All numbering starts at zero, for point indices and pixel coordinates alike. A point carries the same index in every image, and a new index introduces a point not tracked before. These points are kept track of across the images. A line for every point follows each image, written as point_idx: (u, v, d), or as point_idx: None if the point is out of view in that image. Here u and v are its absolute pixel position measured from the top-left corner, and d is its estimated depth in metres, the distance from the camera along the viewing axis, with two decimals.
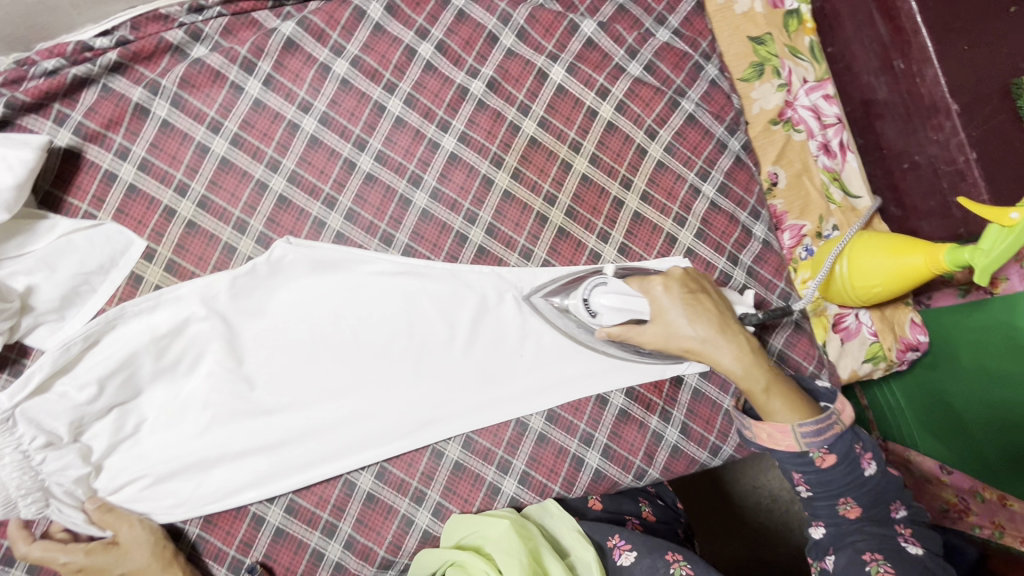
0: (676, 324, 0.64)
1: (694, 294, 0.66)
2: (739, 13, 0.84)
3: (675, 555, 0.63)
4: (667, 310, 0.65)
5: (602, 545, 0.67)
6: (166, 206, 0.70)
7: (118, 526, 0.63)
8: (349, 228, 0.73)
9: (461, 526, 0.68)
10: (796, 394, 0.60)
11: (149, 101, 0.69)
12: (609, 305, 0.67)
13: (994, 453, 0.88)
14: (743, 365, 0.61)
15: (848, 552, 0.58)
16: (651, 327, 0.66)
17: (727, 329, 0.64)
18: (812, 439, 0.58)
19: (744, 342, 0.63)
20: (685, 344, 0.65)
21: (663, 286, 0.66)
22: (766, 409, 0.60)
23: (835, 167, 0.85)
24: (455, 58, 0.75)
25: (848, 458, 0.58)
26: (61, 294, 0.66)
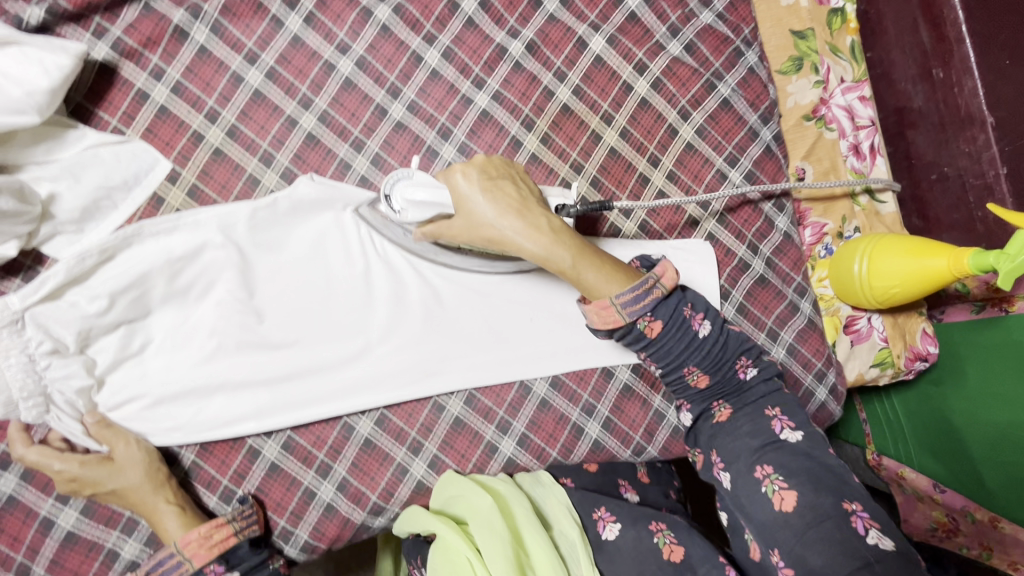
0: (481, 212, 0.61)
1: (492, 179, 0.63)
2: (783, 5, 0.84)
3: (658, 525, 0.62)
4: (467, 200, 0.62)
5: (587, 518, 0.66)
6: (195, 130, 0.69)
7: (115, 443, 0.63)
8: (374, 174, 0.73)
9: (451, 485, 0.68)
10: (601, 262, 0.61)
11: (189, 24, 0.69)
12: (415, 200, 0.61)
13: (994, 474, 0.87)
14: (545, 245, 0.61)
15: (741, 466, 0.57)
16: (458, 220, 0.62)
17: (527, 210, 0.62)
18: (631, 307, 0.58)
19: (544, 223, 0.62)
20: (490, 233, 0.62)
21: (462, 175, 0.62)
22: (581, 283, 0.61)
23: (863, 170, 0.85)
24: (497, 17, 0.75)
25: (672, 321, 0.60)
26: (82, 206, 0.65)
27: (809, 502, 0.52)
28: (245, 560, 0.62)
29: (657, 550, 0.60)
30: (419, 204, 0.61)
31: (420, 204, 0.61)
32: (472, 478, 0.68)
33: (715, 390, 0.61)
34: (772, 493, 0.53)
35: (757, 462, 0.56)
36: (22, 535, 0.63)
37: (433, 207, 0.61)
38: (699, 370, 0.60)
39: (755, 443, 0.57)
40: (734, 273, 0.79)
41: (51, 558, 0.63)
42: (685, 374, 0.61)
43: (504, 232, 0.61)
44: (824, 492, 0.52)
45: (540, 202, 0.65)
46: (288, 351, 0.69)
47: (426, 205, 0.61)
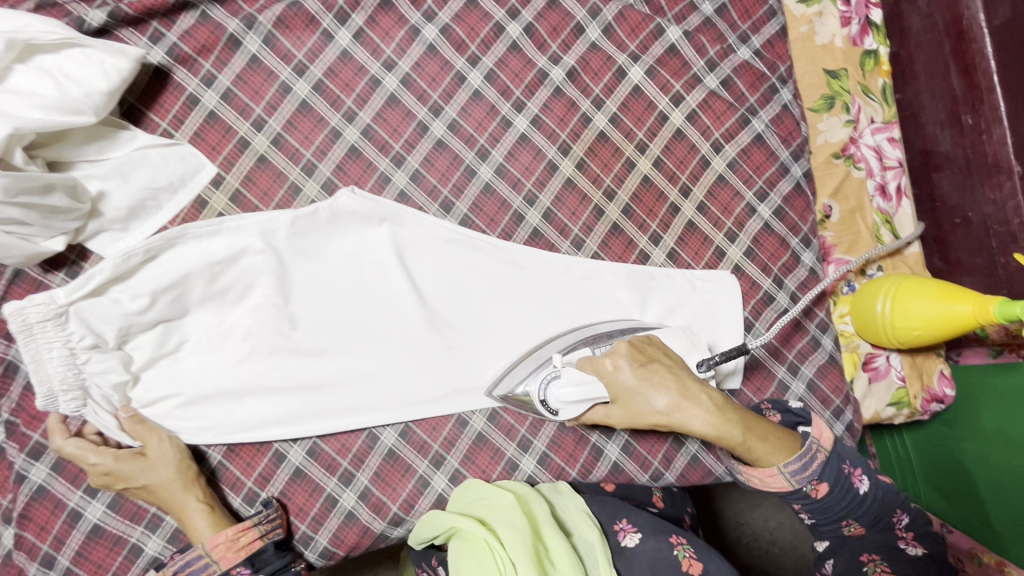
0: (641, 404, 0.63)
1: (643, 363, 0.63)
2: (818, 44, 0.86)
3: (679, 538, 0.63)
4: (621, 386, 0.63)
5: (608, 528, 0.66)
6: (241, 137, 0.71)
7: (147, 438, 0.64)
8: (411, 188, 0.74)
9: (473, 490, 0.69)
10: (759, 429, 0.63)
11: (243, 34, 0.71)
12: (569, 398, 0.66)
13: (1002, 518, 0.88)
14: (715, 428, 0.61)
15: (847, 555, 0.67)
16: (617, 409, 0.66)
17: (688, 392, 0.62)
18: (800, 476, 0.63)
19: (707, 403, 0.61)
20: (658, 420, 0.63)
21: (613, 364, 0.63)
22: (758, 459, 0.63)
23: (888, 210, 0.86)
24: (540, 42, 0.77)
25: (840, 484, 0.64)
26: (129, 205, 0.67)
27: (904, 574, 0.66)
28: (268, 565, 0.64)
29: (677, 562, 0.61)
30: (576, 400, 0.66)
31: (573, 402, 0.67)
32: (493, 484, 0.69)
33: (863, 526, 0.66)
34: (874, 571, 0.66)
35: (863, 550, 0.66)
36: (49, 525, 0.64)
37: (585, 400, 0.66)
38: (860, 521, 0.66)
39: (873, 543, 0.67)
40: (758, 305, 0.80)
41: (76, 549, 0.64)
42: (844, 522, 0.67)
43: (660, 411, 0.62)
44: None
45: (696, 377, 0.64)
46: (318, 359, 0.70)
47: (579, 401, 0.67)
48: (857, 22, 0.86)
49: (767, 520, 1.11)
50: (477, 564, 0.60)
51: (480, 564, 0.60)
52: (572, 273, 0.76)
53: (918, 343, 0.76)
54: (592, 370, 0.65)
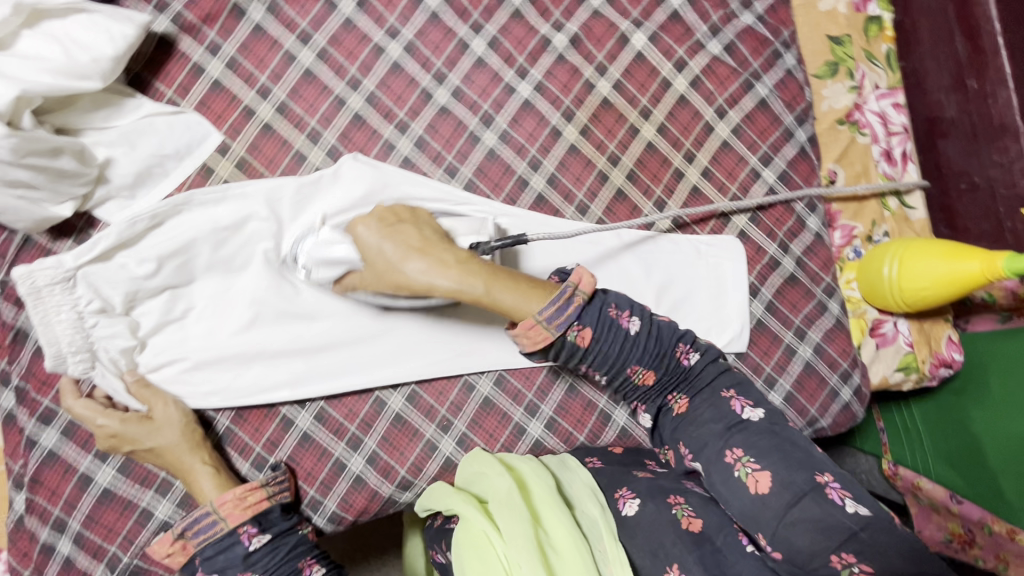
0: (380, 256, 0.63)
1: (390, 224, 0.65)
2: (822, 11, 0.85)
3: (677, 497, 0.61)
4: (367, 246, 0.64)
5: (608, 497, 0.65)
6: (247, 105, 0.71)
7: (154, 402, 0.65)
8: (416, 155, 0.74)
9: (475, 462, 0.69)
10: (495, 274, 0.61)
11: (248, 3, 0.71)
12: (323, 259, 0.67)
13: (1012, 484, 0.88)
14: (455, 280, 0.61)
15: (710, 456, 0.57)
16: (364, 271, 0.65)
17: (429, 249, 0.63)
18: (554, 319, 0.59)
19: (449, 258, 0.62)
20: (396, 279, 0.63)
21: (366, 223, 0.65)
22: (516, 312, 0.60)
23: (895, 175, 0.85)
24: (543, 10, 0.77)
25: (604, 326, 0.60)
26: (135, 172, 0.67)
27: (784, 479, 0.53)
28: (275, 525, 0.62)
29: (678, 521, 0.59)
30: (329, 259, 0.67)
31: (331, 262, 0.67)
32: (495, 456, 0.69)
33: (662, 380, 0.62)
34: (744, 476, 0.55)
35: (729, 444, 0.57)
36: (60, 490, 0.64)
37: (340, 265, 0.67)
38: (644, 368, 0.61)
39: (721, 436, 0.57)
40: (764, 269, 0.80)
41: (87, 513, 0.65)
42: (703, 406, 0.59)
43: (411, 274, 0.61)
44: (796, 469, 0.54)
45: (446, 241, 0.65)
46: (322, 323, 0.71)
47: (337, 262, 0.67)
48: None
49: None
50: (479, 559, 0.59)
51: (479, 550, 0.60)
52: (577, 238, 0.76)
53: (922, 304, 0.76)
54: (348, 235, 0.67)
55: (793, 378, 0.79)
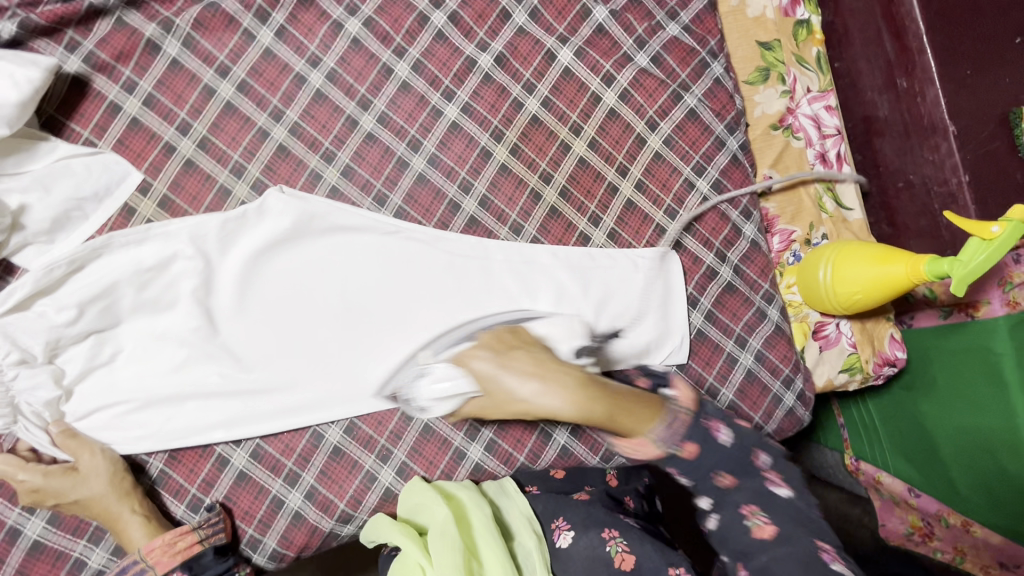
0: (502, 388, 0.61)
1: (505, 352, 0.64)
2: (750, 17, 0.86)
3: (612, 532, 0.61)
4: (491, 381, 0.62)
5: (546, 527, 0.65)
6: (167, 142, 0.70)
7: (80, 453, 0.64)
8: (344, 184, 0.73)
9: (415, 492, 0.68)
10: (611, 395, 0.59)
11: (161, 38, 0.70)
12: (437, 395, 0.66)
13: (965, 479, 0.88)
14: (575, 406, 0.58)
15: (728, 510, 0.60)
16: (476, 403, 0.64)
17: (549, 371, 0.60)
18: (665, 438, 0.60)
19: (568, 380, 0.59)
20: (520, 407, 0.61)
21: (478, 356, 0.64)
22: (630, 429, 0.60)
23: (830, 177, 0.86)
24: (466, 30, 0.77)
25: (703, 438, 0.61)
26: (52, 217, 0.66)
27: (784, 535, 0.57)
28: (209, 568, 0.63)
29: (610, 559, 0.59)
30: (442, 395, 0.66)
31: (440, 397, 0.66)
32: (431, 484, 0.69)
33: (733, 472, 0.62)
34: (753, 524, 0.58)
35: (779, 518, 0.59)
36: None
37: (445, 396, 0.65)
38: (727, 472, 0.61)
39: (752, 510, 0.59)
40: (702, 279, 0.80)
41: (17, 567, 0.64)
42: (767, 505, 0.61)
43: (523, 397, 0.60)
44: (802, 529, 0.57)
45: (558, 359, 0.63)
46: (256, 360, 0.70)
47: (448, 395, 0.65)
48: None
49: None
50: None
51: None
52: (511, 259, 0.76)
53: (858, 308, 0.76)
54: (460, 368, 0.65)
55: (735, 387, 0.80)
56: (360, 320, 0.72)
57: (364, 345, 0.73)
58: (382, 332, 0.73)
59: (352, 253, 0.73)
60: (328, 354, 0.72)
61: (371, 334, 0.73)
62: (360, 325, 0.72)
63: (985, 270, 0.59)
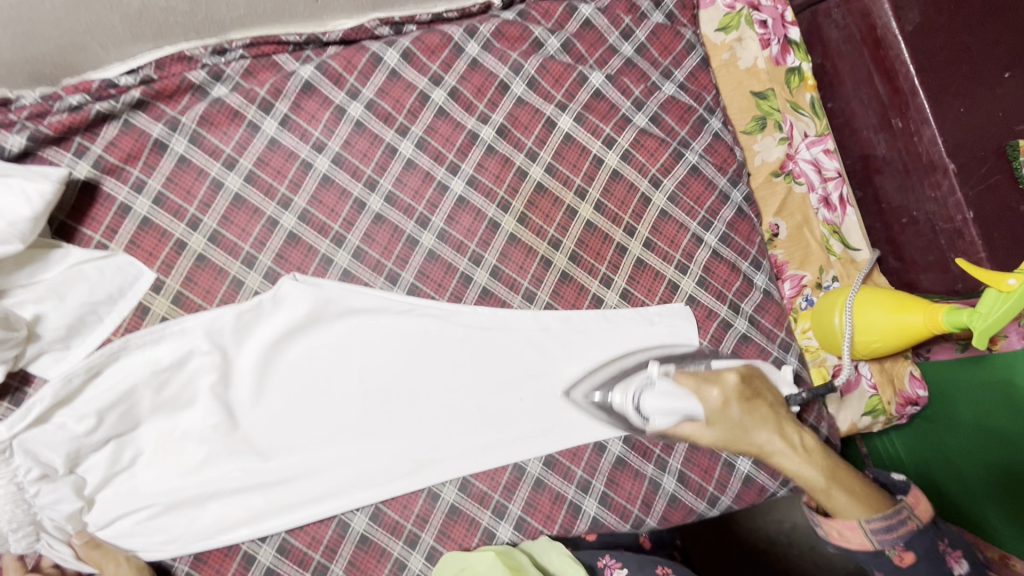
0: (737, 425, 0.68)
1: (750, 398, 0.69)
2: (742, 69, 0.87)
3: (664, 568, 0.67)
4: (726, 412, 0.68)
5: (593, 566, 0.70)
6: (178, 239, 0.70)
7: (105, 564, 0.63)
8: (355, 266, 0.74)
9: (453, 562, 0.67)
10: (866, 492, 0.64)
11: (168, 137, 0.70)
12: (660, 409, 0.70)
13: (997, 512, 0.85)
14: (806, 461, 0.66)
15: None
16: (712, 429, 0.69)
17: (785, 429, 0.68)
18: (884, 537, 0.61)
19: (806, 442, 0.68)
20: (748, 441, 0.69)
21: (721, 393, 0.68)
22: (834, 507, 0.64)
23: (835, 221, 0.87)
24: (467, 104, 0.77)
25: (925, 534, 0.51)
26: (68, 324, 0.66)
27: None
28: None
29: None
30: (668, 411, 0.70)
31: (664, 413, 0.70)
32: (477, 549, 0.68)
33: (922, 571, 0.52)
34: None
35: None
36: None
37: (677, 414, 0.69)
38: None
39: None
40: (717, 331, 0.80)
41: None
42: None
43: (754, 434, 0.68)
44: None
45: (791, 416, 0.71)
46: (277, 451, 0.69)
47: (671, 413, 0.70)
48: (777, 42, 0.88)
49: (781, 522, 0.98)
50: None
51: None
52: (526, 327, 0.76)
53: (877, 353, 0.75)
54: (694, 390, 0.69)
55: None
56: (377, 401, 0.72)
57: (382, 426, 0.72)
58: (401, 412, 0.72)
59: (369, 335, 0.73)
60: (348, 440, 0.71)
61: (388, 416, 0.72)
62: (377, 406, 0.72)
63: (1004, 323, 0.59)
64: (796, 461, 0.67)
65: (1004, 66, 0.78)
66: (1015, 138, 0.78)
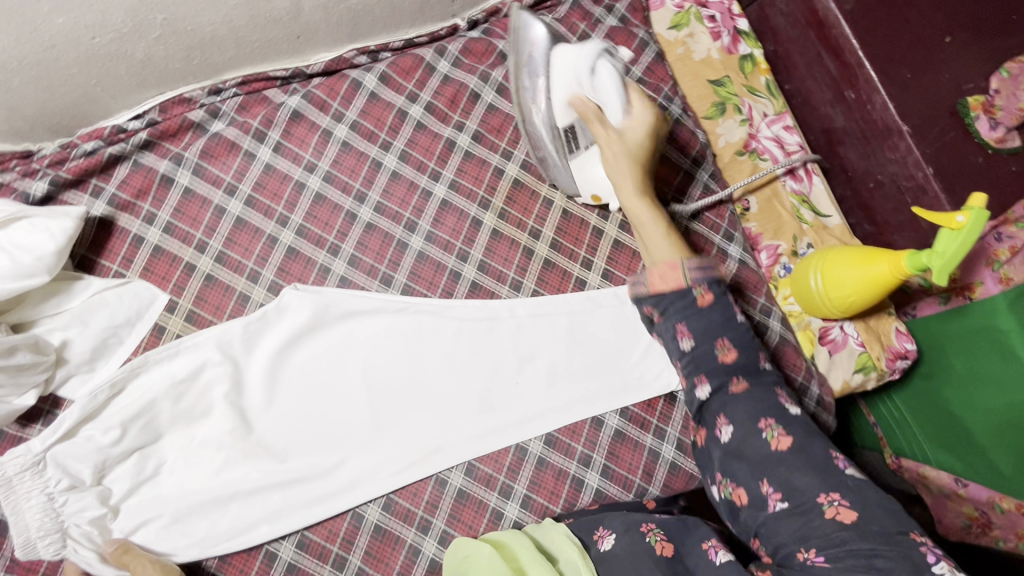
0: (631, 147, 0.72)
1: (654, 136, 0.73)
2: (697, 61, 0.93)
3: (648, 525, 0.65)
4: (631, 130, 0.72)
5: (589, 539, 0.68)
6: (187, 262, 0.77)
7: (136, 565, 0.65)
8: (351, 272, 0.79)
9: (462, 547, 0.68)
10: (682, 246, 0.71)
11: (173, 171, 0.78)
12: (610, 78, 0.70)
13: (1004, 462, 0.87)
14: (642, 200, 0.73)
15: (746, 423, 0.61)
16: (615, 130, 0.72)
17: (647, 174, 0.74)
18: (697, 275, 0.66)
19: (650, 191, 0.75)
20: (612, 162, 0.73)
21: (650, 117, 0.72)
22: (653, 249, 0.71)
23: (803, 190, 0.91)
24: (442, 116, 0.84)
25: (717, 301, 0.66)
26: (92, 347, 0.72)
27: (801, 444, 0.59)
28: None
29: (652, 549, 0.62)
30: (605, 86, 0.70)
31: (609, 84, 0.70)
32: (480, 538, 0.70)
33: (736, 370, 0.64)
34: (771, 437, 0.59)
35: (759, 417, 0.61)
36: None
37: (605, 101, 0.71)
38: (773, 418, 0.61)
39: (764, 405, 0.62)
40: None
41: None
42: (716, 346, 0.64)
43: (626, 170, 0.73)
44: (815, 439, 0.59)
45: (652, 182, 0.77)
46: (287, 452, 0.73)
47: (610, 90, 0.70)
48: (728, 34, 0.94)
49: None
50: None
51: None
52: (515, 315, 0.80)
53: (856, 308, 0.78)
54: (636, 103, 0.72)
55: None
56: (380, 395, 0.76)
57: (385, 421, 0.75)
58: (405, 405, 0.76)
59: (368, 334, 0.77)
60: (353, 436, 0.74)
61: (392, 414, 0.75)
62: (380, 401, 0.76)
63: (960, 257, 0.62)
64: (642, 200, 0.73)
65: (943, 33, 0.87)
66: (959, 97, 0.86)
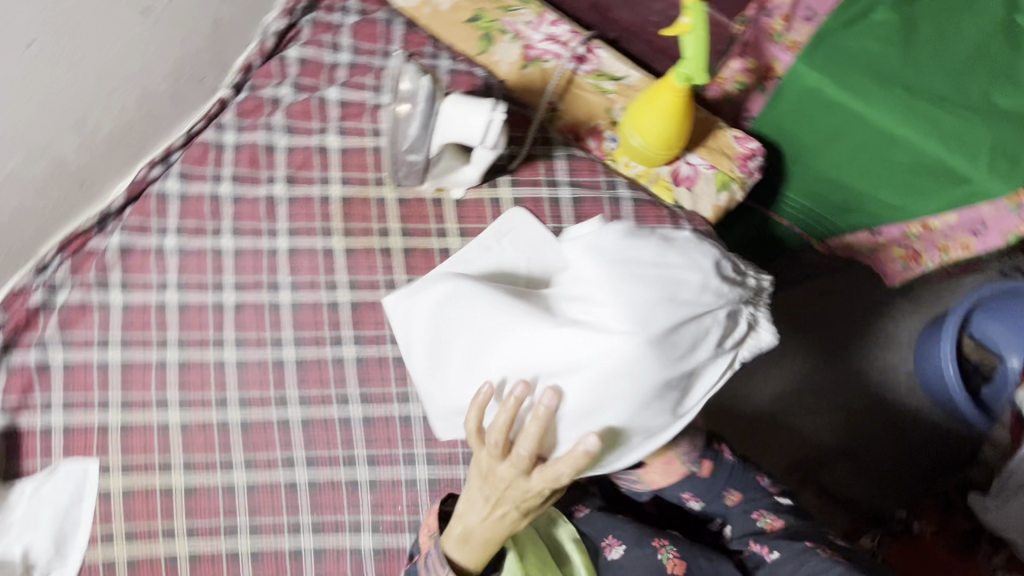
0: (475, 520, 0.66)
1: (492, 482, 0.65)
2: (447, 11, 0.97)
3: (660, 541, 0.79)
4: (474, 532, 0.67)
5: (598, 545, 0.81)
6: (99, 422, 0.81)
7: None
8: (243, 353, 0.83)
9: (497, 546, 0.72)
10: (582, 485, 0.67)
11: (44, 355, 0.81)
12: (489, 132, 0.72)
13: (892, 193, 0.94)
14: (489, 512, 0.66)
15: (742, 519, 0.82)
16: (483, 511, 0.66)
17: (497, 501, 0.65)
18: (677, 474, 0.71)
19: (489, 499, 0.66)
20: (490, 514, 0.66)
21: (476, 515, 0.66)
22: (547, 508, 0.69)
23: (594, 67, 0.95)
24: (251, 180, 0.88)
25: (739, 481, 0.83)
26: (53, 538, 0.79)
27: (789, 530, 0.80)
28: None
29: (663, 565, 0.77)
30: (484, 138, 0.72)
31: (485, 129, 0.72)
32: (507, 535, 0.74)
33: (741, 493, 0.83)
34: (766, 524, 0.81)
35: (754, 511, 0.82)
36: None
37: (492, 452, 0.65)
38: (768, 515, 0.82)
39: (758, 501, 0.83)
40: (554, 211, 0.86)
41: None
42: (723, 493, 0.83)
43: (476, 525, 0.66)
44: (806, 527, 0.80)
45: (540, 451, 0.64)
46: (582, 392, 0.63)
47: (486, 130, 0.72)
48: None
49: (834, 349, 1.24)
50: None
51: None
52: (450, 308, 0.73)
53: (681, 138, 0.83)
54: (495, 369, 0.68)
55: None
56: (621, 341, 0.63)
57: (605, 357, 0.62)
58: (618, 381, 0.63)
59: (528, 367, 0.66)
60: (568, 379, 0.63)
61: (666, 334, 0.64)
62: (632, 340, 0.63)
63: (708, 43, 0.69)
64: (503, 507, 0.65)
65: None
66: None
